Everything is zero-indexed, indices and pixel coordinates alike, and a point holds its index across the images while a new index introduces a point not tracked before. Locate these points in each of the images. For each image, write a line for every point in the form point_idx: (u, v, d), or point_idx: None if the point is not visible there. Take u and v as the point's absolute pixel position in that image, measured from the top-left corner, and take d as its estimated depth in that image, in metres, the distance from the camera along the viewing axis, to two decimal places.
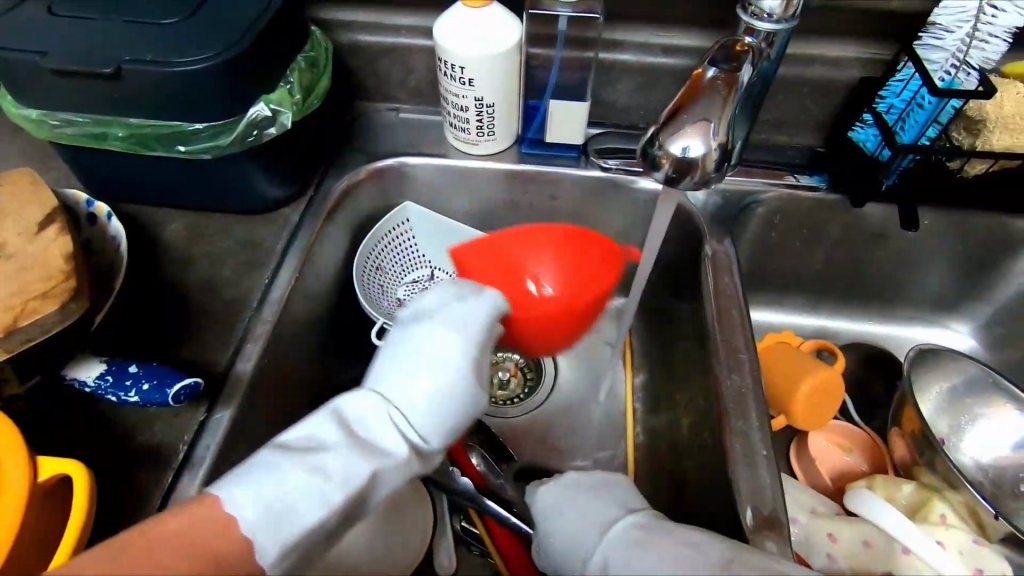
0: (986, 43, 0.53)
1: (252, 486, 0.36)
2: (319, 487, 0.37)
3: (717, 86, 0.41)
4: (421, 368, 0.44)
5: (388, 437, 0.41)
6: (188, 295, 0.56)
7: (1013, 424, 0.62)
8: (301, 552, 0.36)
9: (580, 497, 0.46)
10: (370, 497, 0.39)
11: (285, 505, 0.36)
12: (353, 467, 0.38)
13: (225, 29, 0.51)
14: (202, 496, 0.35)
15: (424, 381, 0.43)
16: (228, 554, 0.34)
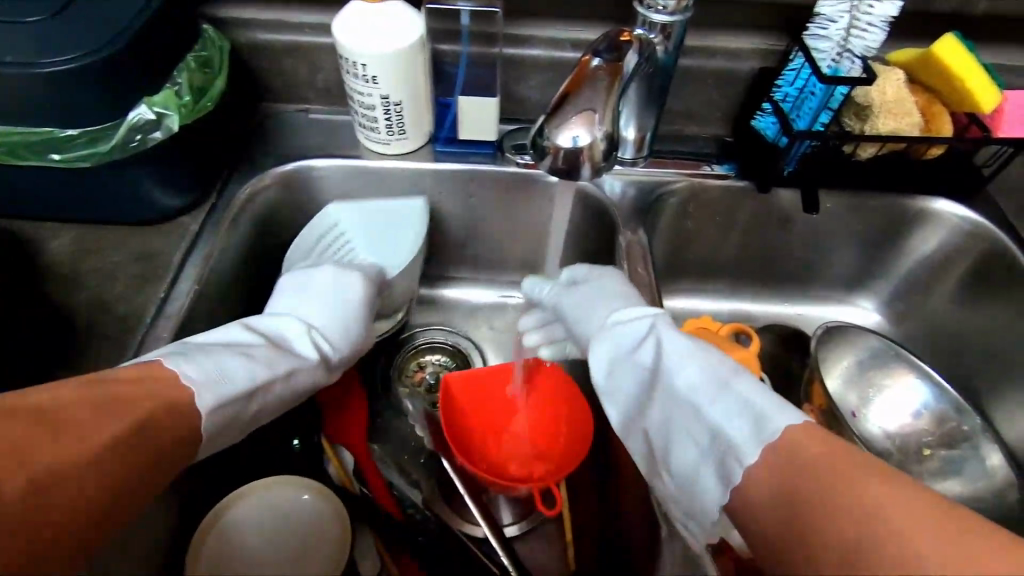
0: (865, 32, 0.55)
1: (197, 360, 0.44)
2: (263, 360, 0.49)
3: (600, 76, 0.40)
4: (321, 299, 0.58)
5: (301, 343, 0.53)
6: (74, 314, 0.52)
7: (913, 393, 0.66)
8: (229, 413, 0.45)
9: (571, 297, 0.55)
10: (286, 388, 0.50)
11: (223, 374, 0.45)
12: (288, 321, 0.54)
13: (94, 27, 0.47)
14: (151, 363, 0.42)
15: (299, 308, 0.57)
16: (164, 394, 0.40)
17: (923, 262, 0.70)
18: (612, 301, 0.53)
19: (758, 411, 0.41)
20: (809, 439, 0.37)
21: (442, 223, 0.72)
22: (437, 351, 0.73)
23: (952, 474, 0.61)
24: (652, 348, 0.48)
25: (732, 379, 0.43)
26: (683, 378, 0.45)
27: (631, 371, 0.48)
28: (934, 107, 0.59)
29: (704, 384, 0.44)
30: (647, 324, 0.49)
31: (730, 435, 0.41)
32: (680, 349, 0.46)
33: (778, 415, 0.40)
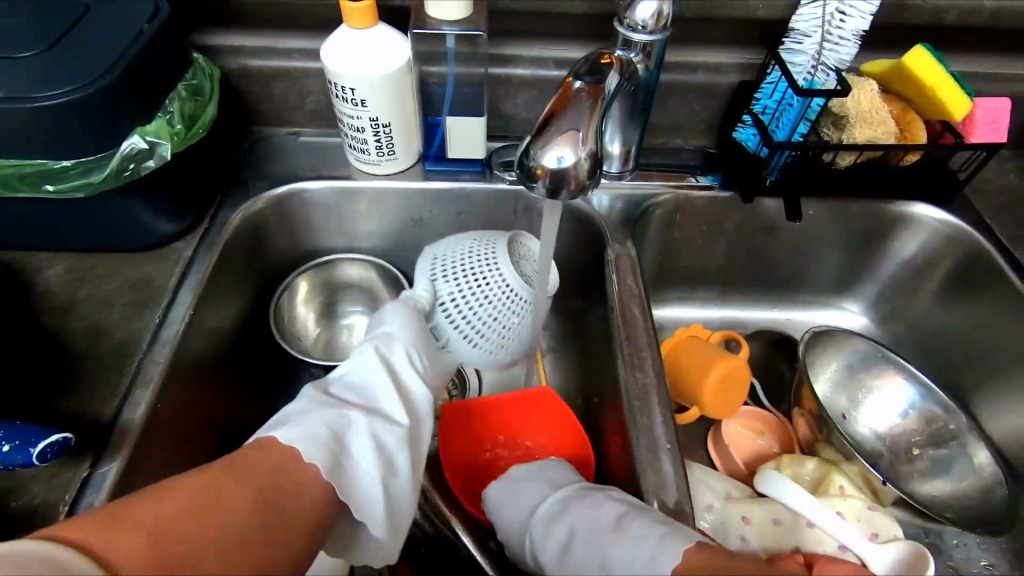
0: (838, 45, 0.57)
1: (300, 424, 0.44)
2: (354, 430, 0.46)
3: (582, 97, 0.41)
4: (400, 336, 0.54)
5: (394, 406, 0.50)
6: (69, 342, 0.53)
7: (901, 393, 0.67)
8: (327, 491, 0.42)
9: (517, 485, 0.51)
10: (392, 464, 0.46)
11: (316, 442, 0.43)
12: (381, 379, 0.51)
13: (87, 61, 0.48)
14: (257, 439, 0.42)
15: (399, 329, 0.54)
16: (281, 476, 0.40)
17: (905, 265, 0.72)
18: (531, 490, 0.51)
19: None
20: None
21: (434, 239, 0.73)
22: None
23: (942, 473, 0.62)
24: (562, 544, 0.45)
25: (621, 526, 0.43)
26: (589, 517, 0.45)
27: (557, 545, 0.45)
28: (908, 116, 0.61)
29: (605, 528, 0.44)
30: (556, 504, 0.48)
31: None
32: (588, 508, 0.46)
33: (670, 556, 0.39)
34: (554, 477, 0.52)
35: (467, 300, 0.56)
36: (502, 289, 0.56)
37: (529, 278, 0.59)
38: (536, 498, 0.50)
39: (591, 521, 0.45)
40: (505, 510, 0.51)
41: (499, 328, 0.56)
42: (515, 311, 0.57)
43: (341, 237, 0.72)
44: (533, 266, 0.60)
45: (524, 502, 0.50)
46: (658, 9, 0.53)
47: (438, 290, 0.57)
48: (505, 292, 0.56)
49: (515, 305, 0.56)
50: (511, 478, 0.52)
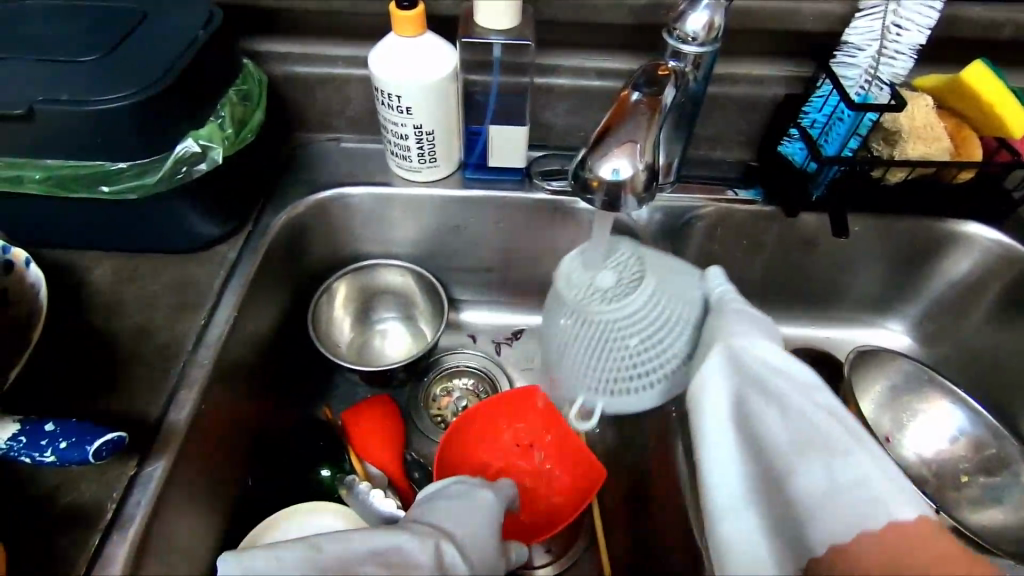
0: (893, 59, 0.56)
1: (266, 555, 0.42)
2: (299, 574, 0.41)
3: (641, 109, 0.40)
4: (467, 520, 0.46)
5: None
6: (116, 342, 0.53)
7: (947, 416, 0.65)
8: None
9: (731, 325, 0.49)
10: None
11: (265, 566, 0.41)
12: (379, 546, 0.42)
13: (145, 66, 0.49)
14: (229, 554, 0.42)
15: (474, 504, 0.47)
16: None
17: (954, 285, 0.70)
18: (788, 374, 0.47)
19: (845, 491, 0.42)
20: (923, 541, 0.38)
21: (470, 247, 0.72)
22: (465, 373, 0.73)
23: (993, 503, 0.60)
24: (817, 420, 0.45)
25: (853, 451, 0.42)
26: (832, 441, 0.43)
27: (786, 434, 0.45)
28: (963, 131, 0.60)
29: (844, 478, 0.42)
30: (771, 371, 0.47)
31: (817, 512, 0.42)
32: (795, 398, 0.46)
33: (901, 501, 0.40)
34: (780, 357, 0.48)
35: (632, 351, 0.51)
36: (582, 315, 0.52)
37: (613, 292, 0.52)
38: (772, 365, 0.47)
39: (832, 434, 0.44)
40: (721, 384, 0.47)
41: (641, 355, 0.51)
42: (636, 334, 0.50)
43: (377, 242, 0.72)
44: (616, 273, 0.53)
45: (784, 384, 0.46)
46: (709, 20, 0.52)
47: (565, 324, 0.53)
48: (597, 327, 0.51)
49: (628, 330, 0.50)
50: (755, 346, 0.48)
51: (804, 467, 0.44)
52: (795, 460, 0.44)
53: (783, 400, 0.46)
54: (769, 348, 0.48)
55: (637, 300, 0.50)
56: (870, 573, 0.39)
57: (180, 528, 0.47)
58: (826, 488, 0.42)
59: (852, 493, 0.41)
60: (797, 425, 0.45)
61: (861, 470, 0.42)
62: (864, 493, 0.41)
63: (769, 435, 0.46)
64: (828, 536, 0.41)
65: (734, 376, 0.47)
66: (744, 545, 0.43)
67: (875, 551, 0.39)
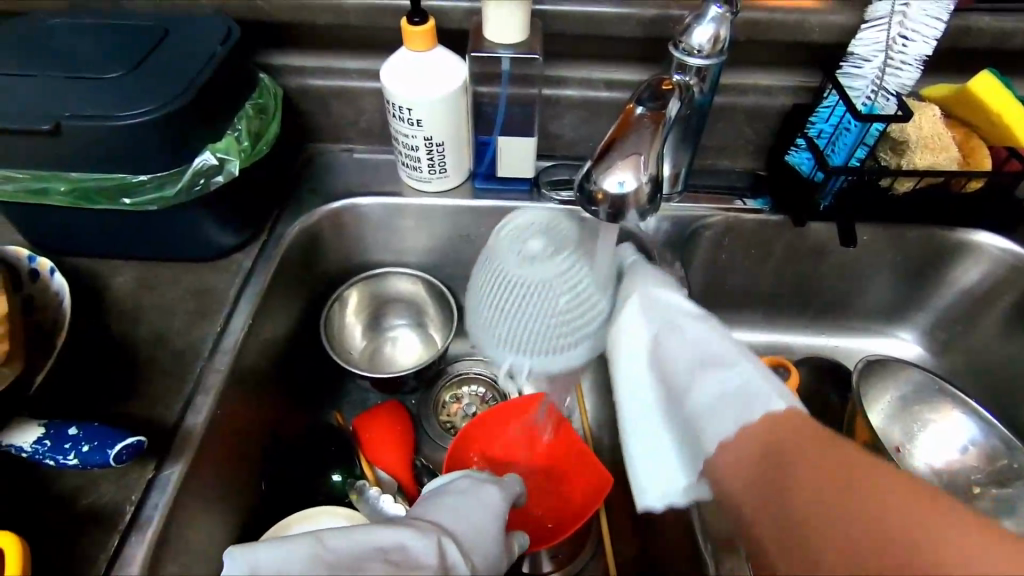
0: (900, 69, 0.56)
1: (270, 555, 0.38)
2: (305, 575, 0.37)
3: (644, 123, 0.41)
4: (468, 523, 0.45)
5: None
6: (135, 348, 0.55)
7: (958, 428, 0.64)
8: None
9: (638, 271, 0.46)
10: None
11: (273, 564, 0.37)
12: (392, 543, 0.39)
13: (166, 82, 0.51)
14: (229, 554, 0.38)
15: (475, 504, 0.47)
16: None
17: (965, 294, 0.69)
18: (674, 307, 0.44)
19: (741, 405, 0.39)
20: (794, 432, 0.36)
21: (479, 255, 0.74)
22: (474, 380, 0.74)
23: (1004, 514, 0.60)
24: (698, 359, 0.42)
25: (730, 364, 0.41)
26: (693, 348, 0.43)
27: (684, 358, 0.43)
28: (972, 141, 0.60)
29: (729, 399, 0.40)
30: (658, 308, 0.44)
31: (708, 422, 0.40)
32: (695, 337, 0.43)
33: (773, 395, 0.39)
34: (679, 298, 0.44)
35: (500, 314, 0.43)
36: (544, 272, 0.41)
37: (546, 254, 0.42)
38: (665, 298, 0.44)
39: (705, 349, 0.42)
40: (619, 314, 0.44)
41: (550, 321, 0.42)
42: (566, 292, 0.42)
43: (388, 251, 0.74)
44: (552, 241, 0.42)
45: (651, 307, 0.44)
46: (715, 33, 0.53)
47: (492, 308, 0.43)
48: (515, 291, 0.42)
49: (543, 292, 0.41)
50: (659, 280, 0.45)
51: (717, 403, 0.40)
52: (687, 391, 0.42)
53: (685, 343, 0.43)
54: (676, 292, 0.45)
55: (569, 262, 0.42)
56: (742, 472, 0.37)
57: (195, 529, 0.49)
58: (736, 419, 0.39)
59: (735, 417, 0.39)
60: (669, 346, 0.43)
61: (716, 390, 0.41)
62: (743, 412, 0.39)
63: (666, 354, 0.43)
64: (715, 435, 0.39)
65: (633, 313, 0.43)
66: (654, 466, 0.43)
67: (747, 461, 0.37)
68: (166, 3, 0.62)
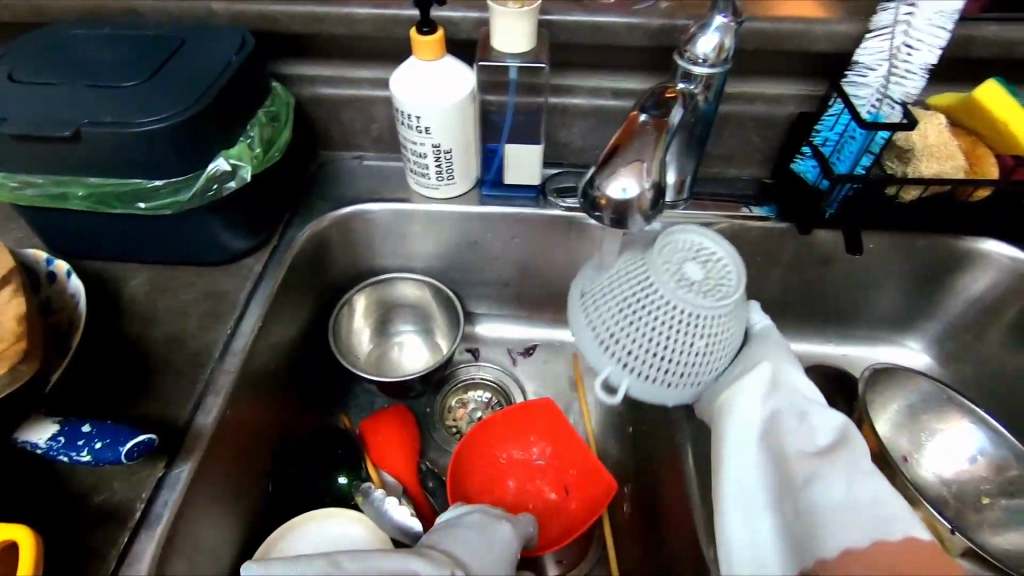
0: (904, 79, 0.56)
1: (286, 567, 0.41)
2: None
3: (648, 130, 0.42)
4: (484, 560, 0.44)
5: None
6: (148, 350, 0.56)
7: (966, 437, 0.64)
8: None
9: (756, 349, 0.53)
10: None
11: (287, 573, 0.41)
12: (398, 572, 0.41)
13: (182, 90, 0.52)
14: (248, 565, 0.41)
15: (491, 538, 0.46)
16: None
17: (973, 303, 0.69)
18: (782, 395, 0.50)
19: (872, 518, 0.43)
20: (917, 556, 0.40)
21: (486, 262, 0.74)
22: (480, 386, 0.75)
23: (1015, 526, 0.59)
24: (821, 448, 0.47)
25: (832, 469, 0.46)
26: (812, 435, 0.48)
27: (805, 448, 0.47)
28: (978, 149, 0.60)
29: (872, 507, 0.43)
30: (779, 403, 0.49)
31: (834, 526, 0.43)
32: (807, 429, 0.48)
33: (913, 522, 0.42)
34: (804, 382, 0.51)
35: (631, 322, 0.49)
36: (695, 306, 0.47)
37: (698, 286, 0.48)
38: (781, 393, 0.50)
39: (837, 451, 0.47)
40: (761, 386, 0.50)
41: (693, 362, 0.49)
42: (704, 337, 0.49)
43: (397, 256, 0.75)
44: (705, 266, 0.49)
45: (784, 398, 0.50)
46: (719, 42, 0.53)
47: (592, 330, 0.51)
48: (676, 315, 0.48)
49: (693, 330, 0.48)
50: (772, 354, 0.52)
51: (819, 499, 0.45)
52: (796, 479, 0.46)
53: (805, 433, 0.48)
54: (795, 371, 0.51)
55: (728, 311, 0.49)
56: (875, 566, 0.40)
57: (202, 528, 0.49)
58: (858, 529, 0.42)
59: (861, 529, 0.42)
60: (792, 438, 0.48)
61: (840, 494, 0.44)
62: (857, 519, 0.43)
63: (787, 442, 0.48)
64: (840, 542, 0.42)
65: (757, 377, 0.50)
66: (746, 529, 0.44)
67: (881, 559, 0.41)
68: (183, 13, 0.64)
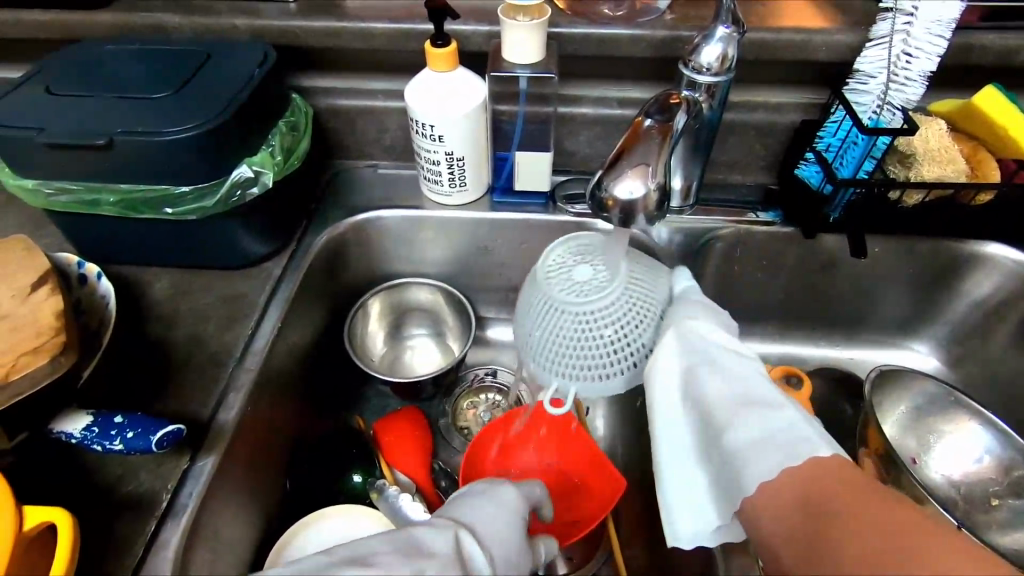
0: (905, 85, 0.58)
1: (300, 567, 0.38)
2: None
3: (652, 134, 0.44)
4: (494, 524, 0.44)
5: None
6: (173, 349, 0.58)
7: (974, 439, 0.64)
8: None
9: (676, 310, 0.53)
10: None
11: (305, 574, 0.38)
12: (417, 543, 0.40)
13: (209, 101, 0.55)
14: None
15: (504, 517, 0.44)
16: None
17: (978, 307, 0.70)
18: (702, 353, 0.50)
19: (782, 444, 0.41)
20: (826, 474, 0.38)
21: (496, 267, 0.76)
22: (490, 389, 0.77)
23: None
24: (729, 394, 0.47)
25: (748, 408, 0.45)
26: (722, 383, 0.48)
27: (718, 397, 0.47)
28: (979, 153, 0.61)
29: (781, 437, 0.42)
30: (698, 361, 0.50)
31: (743, 458, 0.42)
32: (720, 378, 0.49)
33: (817, 442, 0.41)
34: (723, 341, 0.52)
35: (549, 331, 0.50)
36: (592, 302, 0.48)
37: (590, 284, 0.50)
38: (698, 353, 0.50)
39: (751, 393, 0.47)
40: (679, 352, 0.50)
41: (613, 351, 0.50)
42: (612, 324, 0.49)
43: (410, 262, 0.77)
44: (595, 267, 0.51)
45: (695, 356, 0.50)
46: (723, 52, 0.56)
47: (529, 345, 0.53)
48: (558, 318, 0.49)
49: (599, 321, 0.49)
50: (691, 314, 0.53)
51: (732, 436, 0.44)
52: (710, 426, 0.46)
53: (715, 382, 0.48)
54: (712, 330, 0.52)
55: (612, 296, 0.49)
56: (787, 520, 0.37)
57: (224, 520, 0.51)
58: (764, 457, 0.41)
59: (768, 458, 0.41)
60: (705, 392, 0.48)
61: (752, 429, 0.43)
62: (763, 446, 0.42)
63: (702, 394, 0.48)
64: (754, 476, 0.40)
65: (675, 346, 0.51)
66: (684, 487, 0.48)
67: (785, 500, 0.38)
68: (207, 29, 0.67)
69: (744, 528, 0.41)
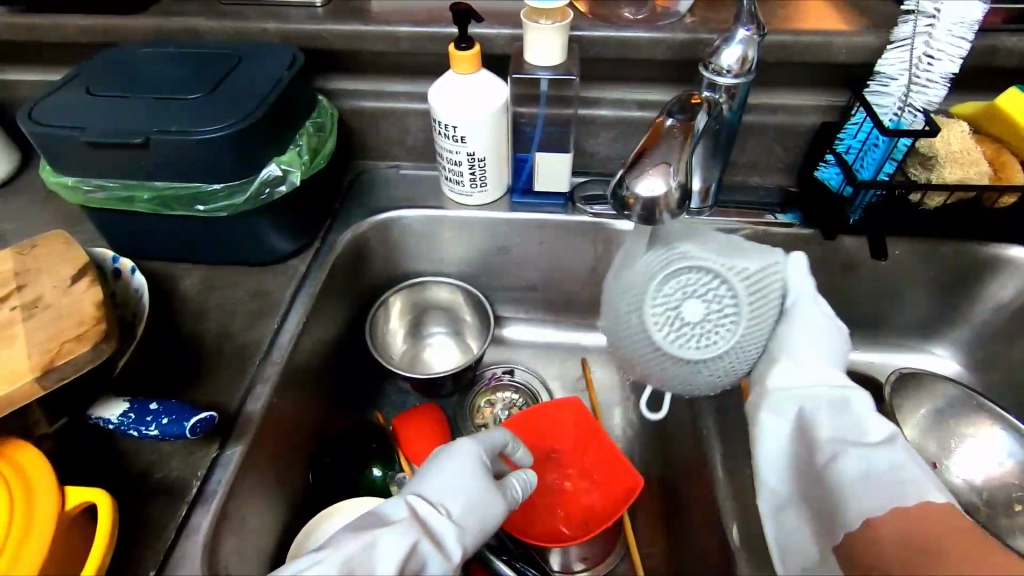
0: (926, 87, 0.58)
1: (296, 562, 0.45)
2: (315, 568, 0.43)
3: (674, 133, 0.45)
4: (448, 487, 0.48)
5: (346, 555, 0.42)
6: (202, 341, 0.60)
7: (997, 443, 0.63)
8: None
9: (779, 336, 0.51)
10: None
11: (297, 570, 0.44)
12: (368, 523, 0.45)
13: (240, 102, 0.57)
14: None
15: (463, 498, 0.48)
16: None
17: (1001, 310, 0.69)
18: (809, 384, 0.49)
19: (892, 486, 0.42)
20: (939, 520, 0.40)
21: (516, 266, 0.77)
22: (508, 387, 0.77)
23: None
24: (835, 429, 0.47)
25: (853, 448, 0.45)
26: (829, 418, 0.48)
27: (825, 434, 0.47)
28: (1002, 156, 0.61)
29: (888, 477, 0.43)
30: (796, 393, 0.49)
31: (851, 496, 0.44)
32: (828, 411, 0.48)
33: (931, 488, 0.42)
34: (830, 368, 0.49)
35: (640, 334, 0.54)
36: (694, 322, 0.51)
37: (698, 301, 0.51)
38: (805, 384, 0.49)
39: (857, 428, 0.46)
40: (783, 386, 0.50)
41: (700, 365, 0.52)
42: (713, 346, 0.51)
43: (430, 261, 0.78)
44: (710, 284, 0.50)
45: (802, 388, 0.49)
46: (743, 54, 0.56)
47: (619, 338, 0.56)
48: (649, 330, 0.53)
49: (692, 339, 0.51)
50: (791, 339, 0.51)
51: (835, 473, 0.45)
52: (818, 463, 0.46)
53: (822, 416, 0.48)
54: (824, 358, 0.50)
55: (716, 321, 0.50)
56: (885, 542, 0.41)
57: (251, 508, 0.52)
58: (870, 500, 0.43)
59: (873, 497, 0.43)
60: (809, 426, 0.48)
61: (857, 468, 0.44)
62: (872, 487, 0.43)
63: (814, 428, 0.48)
64: (860, 513, 0.43)
65: (779, 378, 0.50)
66: (786, 523, 0.48)
67: (892, 532, 0.41)
68: (238, 33, 0.69)
69: (841, 560, 0.43)
